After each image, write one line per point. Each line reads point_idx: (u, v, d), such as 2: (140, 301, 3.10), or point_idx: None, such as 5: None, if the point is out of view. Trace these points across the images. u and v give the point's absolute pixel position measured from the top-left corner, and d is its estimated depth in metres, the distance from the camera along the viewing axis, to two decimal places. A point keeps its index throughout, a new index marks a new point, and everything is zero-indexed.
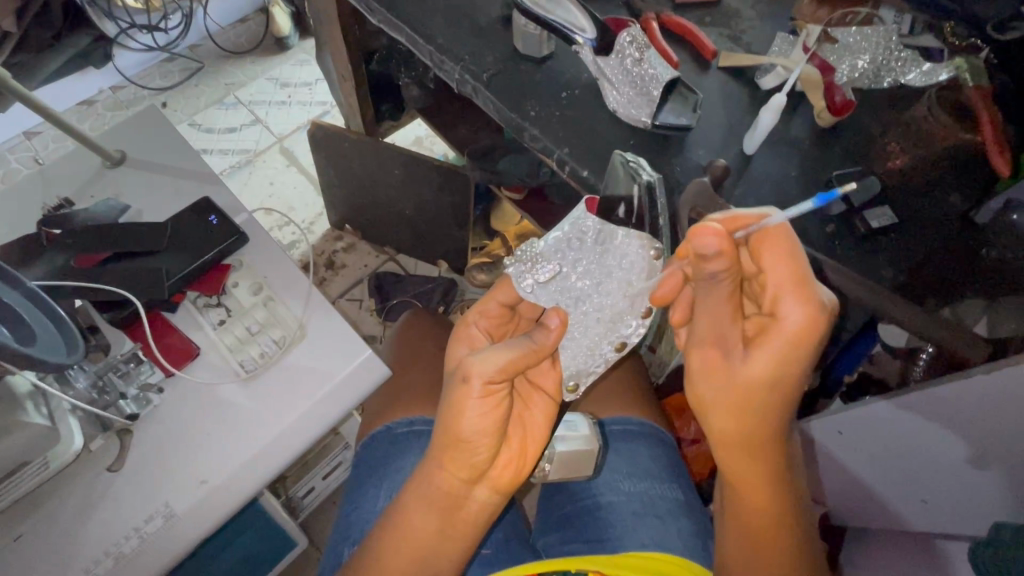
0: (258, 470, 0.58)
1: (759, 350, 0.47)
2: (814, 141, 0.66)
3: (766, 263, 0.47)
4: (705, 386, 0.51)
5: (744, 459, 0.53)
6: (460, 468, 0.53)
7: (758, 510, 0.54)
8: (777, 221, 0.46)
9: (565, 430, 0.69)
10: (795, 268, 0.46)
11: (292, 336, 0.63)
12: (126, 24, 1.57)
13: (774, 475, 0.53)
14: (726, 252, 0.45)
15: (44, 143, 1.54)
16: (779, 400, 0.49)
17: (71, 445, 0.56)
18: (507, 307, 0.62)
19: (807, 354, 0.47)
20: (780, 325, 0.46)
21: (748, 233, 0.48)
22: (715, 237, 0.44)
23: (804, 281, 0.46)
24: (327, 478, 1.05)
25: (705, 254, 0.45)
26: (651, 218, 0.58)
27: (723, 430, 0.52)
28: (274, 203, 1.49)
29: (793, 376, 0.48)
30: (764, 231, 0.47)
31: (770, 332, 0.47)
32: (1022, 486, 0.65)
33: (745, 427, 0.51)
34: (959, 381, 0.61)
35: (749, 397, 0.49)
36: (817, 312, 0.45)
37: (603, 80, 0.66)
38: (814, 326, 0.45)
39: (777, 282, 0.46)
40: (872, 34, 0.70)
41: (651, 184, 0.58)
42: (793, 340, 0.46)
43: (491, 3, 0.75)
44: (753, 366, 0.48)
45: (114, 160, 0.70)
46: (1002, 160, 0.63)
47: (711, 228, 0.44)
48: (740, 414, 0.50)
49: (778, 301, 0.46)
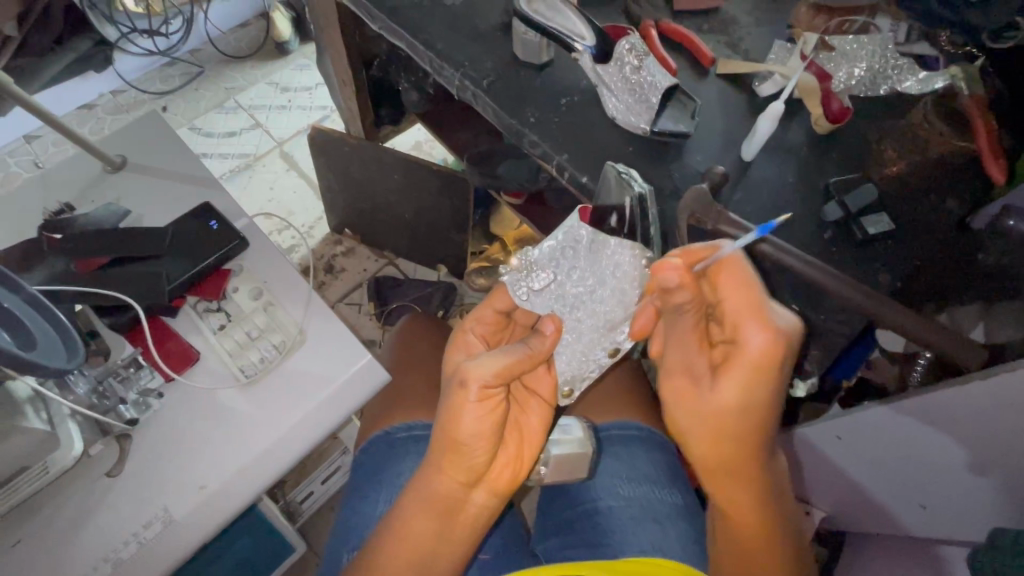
0: (257, 474, 0.58)
1: (726, 378, 0.47)
2: (812, 148, 0.67)
3: (724, 293, 0.48)
4: (680, 414, 0.52)
5: (725, 481, 0.53)
6: (458, 471, 0.53)
7: (747, 528, 0.54)
8: (729, 252, 0.48)
9: (559, 434, 0.70)
10: (753, 295, 0.47)
11: (290, 340, 0.63)
12: (127, 29, 1.57)
13: (759, 495, 0.53)
14: (688, 285, 0.46)
15: (44, 147, 1.54)
16: (754, 425, 0.49)
17: (72, 450, 0.56)
18: (503, 314, 0.62)
19: (776, 378, 0.47)
20: (743, 351, 0.46)
21: (704, 265, 0.49)
22: (675, 273, 0.45)
23: (763, 306, 0.47)
24: (326, 483, 1.05)
25: (668, 289, 0.46)
26: (643, 228, 0.59)
27: (703, 455, 0.52)
28: (273, 208, 1.49)
29: (762, 402, 0.48)
30: (720, 263, 0.49)
31: (733, 360, 0.47)
32: (1019, 491, 0.66)
33: (722, 453, 0.51)
34: (956, 387, 0.62)
35: (722, 424, 0.49)
36: (777, 338, 0.46)
37: (602, 86, 0.67)
38: (777, 350, 0.46)
39: (736, 311, 0.47)
40: (868, 41, 0.70)
41: (643, 195, 0.59)
42: (757, 366, 0.46)
43: (491, 10, 0.76)
44: (722, 395, 0.48)
45: (116, 166, 0.71)
46: (997, 167, 0.64)
47: (671, 264, 0.45)
48: (715, 439, 0.50)
49: (738, 329, 0.47)
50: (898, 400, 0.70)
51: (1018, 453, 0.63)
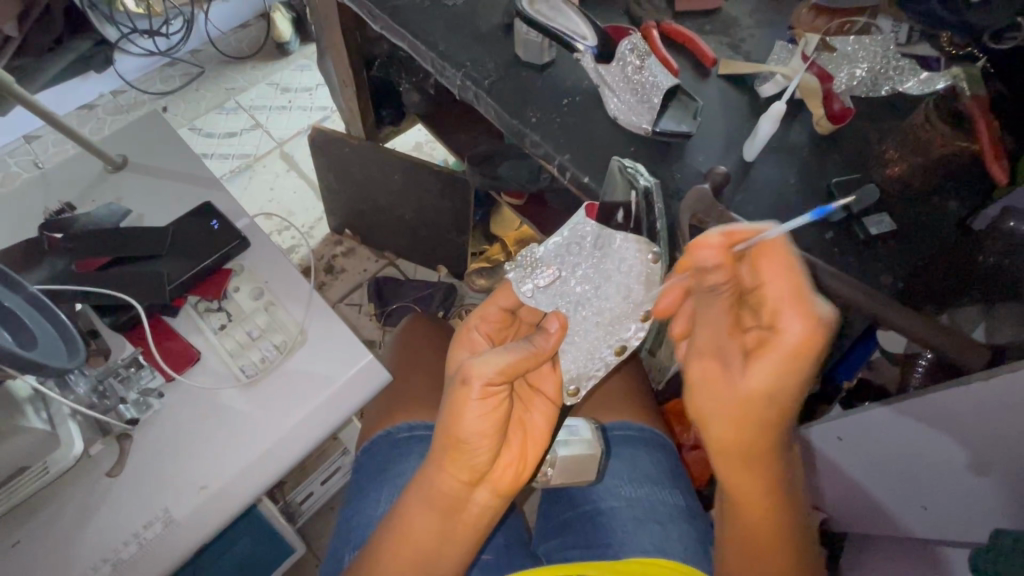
0: (258, 471, 0.58)
1: (757, 364, 0.47)
2: (813, 148, 0.67)
3: (766, 277, 0.47)
4: (703, 398, 0.51)
5: (740, 472, 0.52)
6: (461, 469, 0.52)
7: (758, 519, 0.54)
8: (776, 236, 0.47)
9: (568, 434, 0.69)
10: (796, 282, 0.46)
11: (291, 340, 0.63)
12: (128, 29, 1.59)
13: (773, 488, 0.53)
14: (725, 265, 0.47)
15: (44, 147, 1.54)
16: (778, 415, 0.49)
17: (72, 449, 0.55)
18: (508, 312, 0.63)
19: (807, 367, 0.46)
20: (779, 339, 0.46)
21: (747, 247, 0.47)
22: (713, 252, 0.46)
23: (805, 295, 0.46)
24: (326, 483, 1.04)
25: (705, 268, 0.47)
26: (649, 223, 0.58)
27: (720, 442, 0.52)
28: (273, 208, 1.49)
29: (791, 391, 0.47)
30: (767, 245, 0.47)
31: (768, 346, 0.47)
32: (1020, 492, 0.66)
33: (745, 440, 0.50)
34: (959, 388, 0.62)
35: (745, 412, 0.49)
36: (817, 327, 0.45)
37: (604, 87, 0.67)
38: (814, 341, 0.45)
39: (777, 297, 0.46)
40: (869, 42, 0.70)
41: (647, 189, 0.58)
42: (791, 355, 0.46)
43: (493, 11, 0.76)
44: (751, 382, 0.47)
45: (116, 165, 0.71)
46: (1000, 169, 0.63)
47: (710, 242, 0.46)
48: (736, 427, 0.50)
49: (777, 315, 0.46)
50: (900, 400, 0.70)
51: (1020, 454, 0.63)
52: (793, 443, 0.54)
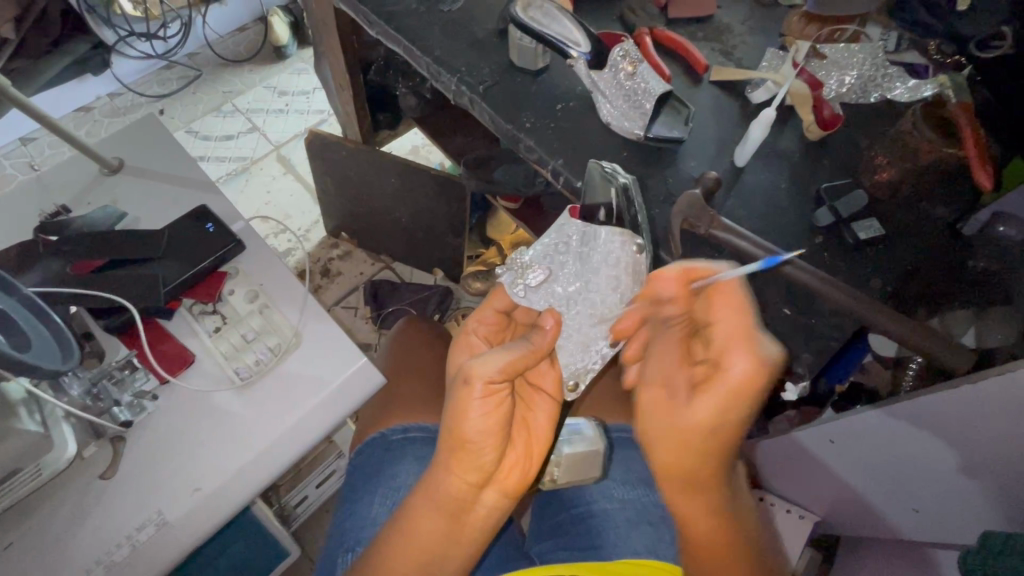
0: (262, 469, 0.58)
1: (701, 397, 0.48)
2: (803, 154, 0.68)
3: (718, 316, 0.48)
4: (649, 423, 0.52)
5: (684, 498, 0.52)
6: (467, 471, 0.52)
7: (703, 544, 0.54)
8: (727, 276, 0.48)
9: (570, 433, 0.69)
10: (745, 322, 0.47)
11: (286, 342, 0.63)
12: (125, 32, 1.60)
13: (719, 512, 0.53)
14: (680, 298, 0.51)
15: (41, 149, 1.54)
16: (717, 446, 0.49)
17: (65, 452, 0.55)
18: (504, 313, 0.64)
19: (751, 404, 0.47)
20: (723, 376, 0.47)
21: (702, 284, 0.50)
22: (671, 283, 0.50)
23: (753, 334, 0.47)
24: (320, 487, 1.04)
25: (662, 297, 0.51)
26: (631, 216, 0.59)
27: (664, 469, 0.52)
28: (270, 211, 1.50)
29: (732, 425, 0.48)
30: (718, 284, 0.49)
31: (713, 381, 0.47)
32: (1007, 493, 0.67)
33: (686, 469, 0.50)
34: (946, 392, 0.62)
35: (690, 442, 0.49)
36: (762, 367, 0.46)
37: (597, 93, 0.67)
38: (758, 381, 0.46)
39: (726, 335, 0.47)
40: (858, 50, 0.72)
41: (626, 186, 0.59)
42: (733, 392, 0.47)
43: (488, 17, 0.77)
44: (693, 414, 0.48)
45: (113, 168, 0.71)
46: (985, 174, 0.63)
47: (668, 274, 0.50)
48: (677, 455, 0.50)
49: (725, 353, 0.47)
50: (888, 404, 0.70)
51: (1008, 456, 0.64)
52: (735, 474, 0.55)
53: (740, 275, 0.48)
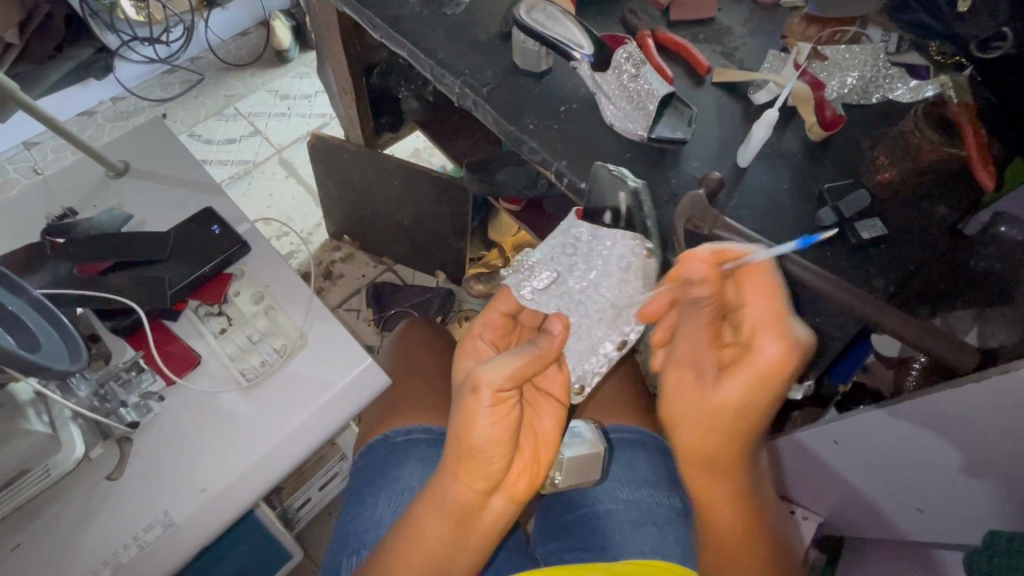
0: (269, 473, 0.59)
1: (730, 378, 0.48)
2: (806, 154, 0.68)
3: (748, 296, 0.48)
4: (675, 404, 0.53)
5: (708, 480, 0.53)
6: (475, 479, 0.52)
7: (725, 528, 0.54)
8: (758, 258, 0.48)
9: (571, 437, 0.70)
10: (776, 303, 0.47)
11: (292, 344, 0.63)
12: (128, 37, 1.60)
13: (741, 498, 0.53)
14: (710, 279, 0.48)
15: (43, 153, 1.54)
16: (745, 428, 0.49)
17: (73, 452, 0.56)
18: (509, 316, 0.64)
19: (778, 388, 0.47)
20: (752, 358, 0.47)
21: (734, 265, 0.49)
22: (700, 264, 0.48)
23: (784, 318, 0.47)
24: (323, 489, 1.04)
25: (689, 280, 0.49)
26: (641, 219, 0.60)
27: (690, 450, 0.52)
28: (272, 214, 1.50)
29: (761, 408, 0.48)
30: (748, 266, 0.49)
31: (743, 363, 0.47)
32: (1014, 493, 0.67)
33: (712, 450, 0.51)
34: (951, 390, 0.62)
35: (716, 423, 0.50)
36: (793, 350, 0.45)
37: (600, 94, 0.68)
38: (788, 365, 0.46)
39: (756, 318, 0.47)
40: (860, 51, 0.72)
41: (636, 190, 0.60)
42: (764, 375, 0.46)
43: (491, 20, 0.77)
44: (722, 395, 0.49)
45: (118, 171, 0.71)
46: (987, 174, 0.64)
47: (699, 256, 0.48)
48: (705, 437, 0.51)
49: (756, 334, 0.47)
50: (893, 404, 0.70)
51: (1014, 455, 0.63)
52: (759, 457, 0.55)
53: (771, 257, 0.49)
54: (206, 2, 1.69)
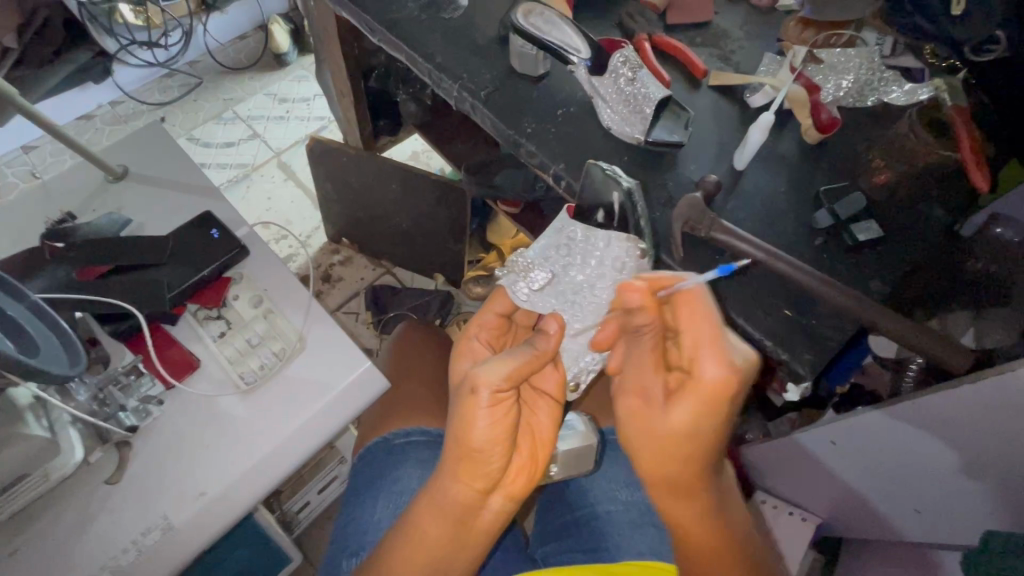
0: (268, 474, 0.59)
1: (676, 405, 0.47)
2: (802, 157, 0.68)
3: (684, 322, 0.48)
4: (629, 435, 0.52)
5: (680, 505, 0.53)
6: (474, 478, 0.52)
7: (700, 544, 0.55)
8: (690, 283, 0.49)
9: (563, 429, 0.71)
10: (711, 326, 0.47)
11: (290, 346, 0.63)
12: (126, 41, 1.62)
13: (713, 516, 0.54)
14: (649, 307, 0.49)
15: (42, 157, 1.54)
16: (701, 450, 0.49)
17: (72, 457, 0.56)
18: (505, 316, 0.64)
19: (722, 411, 0.47)
20: (695, 383, 0.46)
21: (668, 292, 0.50)
22: (638, 294, 0.49)
23: (721, 339, 0.47)
24: (323, 492, 1.04)
25: (631, 309, 0.50)
26: (635, 220, 0.59)
27: (651, 476, 0.52)
28: (271, 217, 1.50)
29: (712, 431, 0.48)
30: (685, 290, 0.49)
31: (687, 389, 0.47)
32: (1011, 493, 0.67)
33: (671, 475, 0.51)
34: (947, 392, 0.62)
35: (669, 449, 0.49)
36: (733, 372, 0.45)
37: (598, 97, 0.69)
38: (730, 387, 0.45)
39: (694, 343, 0.47)
40: (855, 54, 0.73)
41: (630, 190, 0.59)
42: (709, 398, 0.46)
43: (489, 24, 0.78)
44: (670, 420, 0.48)
45: (117, 175, 0.71)
46: (981, 176, 0.65)
47: (634, 285, 0.49)
48: (660, 463, 0.50)
49: (695, 360, 0.47)
50: (889, 405, 0.71)
51: (1011, 456, 0.64)
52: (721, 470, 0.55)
53: (701, 283, 0.49)
54: (205, 5, 1.70)
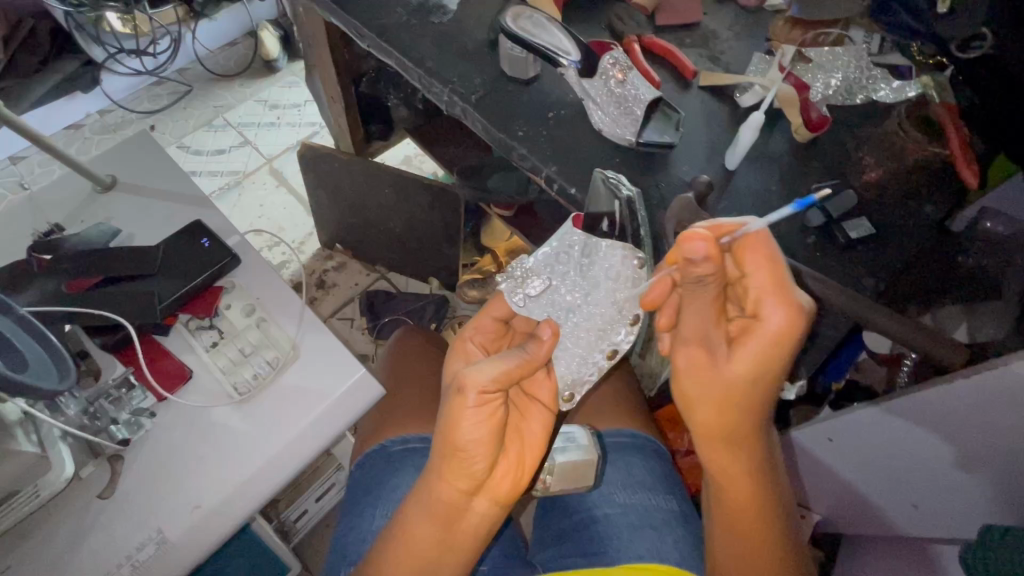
0: (257, 484, 0.58)
1: (743, 349, 0.47)
2: (793, 155, 0.69)
3: (750, 268, 0.47)
4: (689, 386, 0.51)
5: (725, 453, 0.53)
6: (458, 478, 0.51)
7: (737, 502, 0.54)
8: (756, 227, 0.47)
9: (564, 441, 0.70)
10: (777, 270, 0.47)
11: (284, 356, 0.63)
12: (114, 49, 1.59)
13: (755, 473, 0.54)
14: (714, 257, 0.44)
15: (30, 167, 1.53)
16: (760, 396, 0.49)
17: (63, 472, 0.55)
18: (502, 321, 0.63)
19: (791, 352, 0.47)
20: (762, 326, 0.46)
21: (731, 239, 0.48)
22: (703, 244, 0.44)
23: (786, 284, 0.46)
24: (321, 500, 1.04)
25: (692, 261, 0.45)
26: (632, 230, 0.62)
27: (705, 427, 0.52)
28: (263, 224, 1.49)
29: (774, 375, 0.48)
30: (747, 238, 0.47)
31: (752, 332, 0.47)
32: (1006, 488, 0.67)
33: (728, 423, 0.51)
34: (943, 388, 0.63)
35: (730, 395, 0.49)
36: (799, 314, 0.45)
37: (588, 100, 0.68)
38: (798, 326, 0.46)
39: (759, 285, 0.46)
40: (842, 53, 0.74)
41: (630, 199, 0.60)
42: (775, 341, 0.46)
43: (479, 27, 0.77)
44: (736, 366, 0.48)
45: (106, 185, 0.71)
46: (971, 172, 0.65)
47: (700, 234, 0.44)
48: (721, 411, 0.50)
49: (760, 304, 0.46)
50: (887, 401, 0.71)
51: (1006, 451, 0.64)
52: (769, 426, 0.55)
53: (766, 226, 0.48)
54: (193, 13, 1.67)
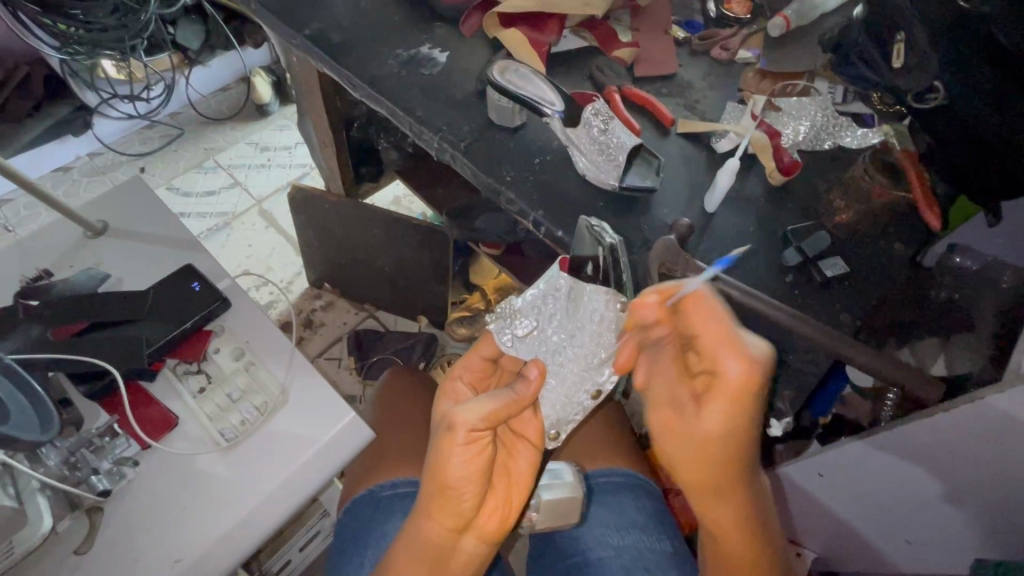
0: (240, 532, 0.56)
1: (707, 408, 0.47)
2: (769, 198, 0.72)
3: (697, 326, 0.49)
4: (668, 445, 0.52)
5: (715, 507, 0.53)
6: (447, 517, 0.51)
7: (735, 551, 0.55)
8: (694, 287, 0.50)
9: (549, 478, 0.68)
10: (722, 326, 0.48)
11: (272, 400, 0.62)
12: (108, 95, 1.62)
13: (749, 522, 0.54)
14: (663, 320, 0.52)
15: (15, 211, 1.53)
16: (737, 452, 0.49)
17: (39, 526, 0.53)
18: (490, 360, 0.63)
19: (754, 404, 0.47)
20: (720, 382, 0.46)
21: (674, 300, 0.51)
22: (651, 310, 0.50)
23: (735, 335, 0.47)
24: (306, 549, 1.00)
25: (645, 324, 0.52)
26: (616, 275, 0.60)
27: (691, 481, 0.52)
28: (252, 265, 1.50)
29: (745, 429, 0.48)
30: (690, 297, 0.50)
31: (713, 390, 0.47)
32: (990, 522, 0.68)
33: (710, 478, 0.51)
34: (918, 420, 0.65)
35: (707, 453, 0.49)
36: (754, 366, 0.46)
37: (572, 146, 0.72)
38: (754, 380, 0.45)
39: (710, 342, 0.48)
40: (809, 103, 0.80)
41: (613, 246, 0.59)
42: (736, 396, 0.46)
43: (467, 79, 0.81)
44: (704, 426, 0.48)
45: (96, 231, 0.71)
46: (933, 214, 0.70)
47: (648, 301, 0.50)
48: (701, 467, 0.50)
49: (716, 359, 0.47)
50: (871, 435, 0.73)
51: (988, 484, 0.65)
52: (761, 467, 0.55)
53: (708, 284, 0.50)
54: (188, 61, 1.68)
